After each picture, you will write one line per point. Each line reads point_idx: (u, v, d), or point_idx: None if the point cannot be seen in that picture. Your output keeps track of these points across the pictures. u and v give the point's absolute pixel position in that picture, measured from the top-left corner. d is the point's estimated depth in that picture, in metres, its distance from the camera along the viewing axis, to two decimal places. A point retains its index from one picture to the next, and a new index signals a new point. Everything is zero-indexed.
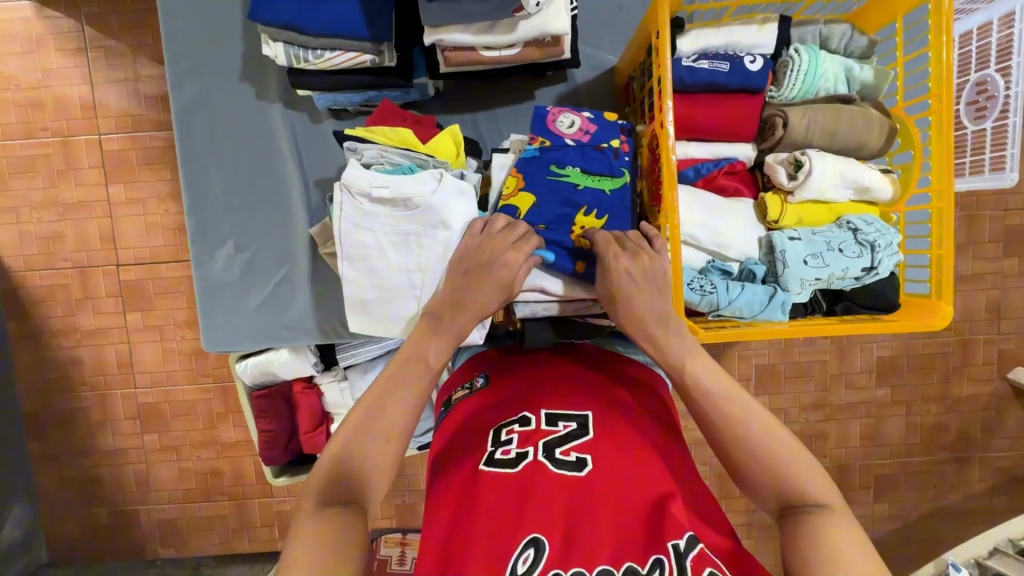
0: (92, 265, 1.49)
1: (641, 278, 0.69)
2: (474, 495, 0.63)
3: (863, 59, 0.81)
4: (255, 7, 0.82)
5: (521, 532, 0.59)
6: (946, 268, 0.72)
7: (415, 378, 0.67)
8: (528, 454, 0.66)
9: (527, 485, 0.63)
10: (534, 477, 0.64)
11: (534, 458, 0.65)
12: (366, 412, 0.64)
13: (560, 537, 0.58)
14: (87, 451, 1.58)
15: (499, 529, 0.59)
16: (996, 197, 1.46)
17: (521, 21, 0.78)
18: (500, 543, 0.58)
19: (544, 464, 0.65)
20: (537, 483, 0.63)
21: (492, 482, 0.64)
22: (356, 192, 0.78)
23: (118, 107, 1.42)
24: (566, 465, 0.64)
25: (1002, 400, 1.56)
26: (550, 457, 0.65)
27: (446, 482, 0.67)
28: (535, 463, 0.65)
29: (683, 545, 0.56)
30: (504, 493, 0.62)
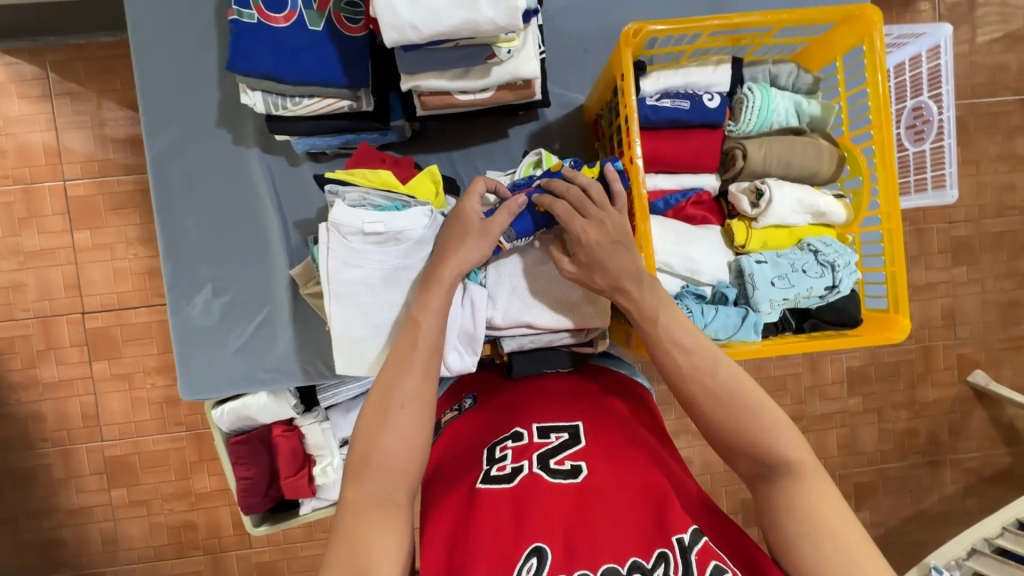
0: (56, 314, 1.44)
1: (607, 245, 0.71)
2: (472, 512, 0.63)
3: (810, 94, 0.87)
4: (232, 58, 0.84)
5: (522, 543, 0.58)
6: (899, 283, 0.78)
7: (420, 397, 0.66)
8: (523, 468, 0.66)
9: (524, 499, 0.63)
10: (530, 488, 0.64)
11: (528, 471, 0.66)
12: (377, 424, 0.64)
13: (562, 543, 0.58)
14: (48, 511, 1.49)
15: (500, 542, 0.59)
16: (941, 211, 1.57)
17: (493, 66, 0.82)
18: (502, 557, 0.58)
19: (540, 475, 0.65)
20: (534, 494, 0.63)
21: (489, 498, 0.63)
22: (346, 231, 0.80)
23: (85, 152, 1.41)
24: (561, 475, 0.65)
25: (965, 402, 1.63)
26: (546, 468, 0.66)
27: (444, 505, 0.66)
28: (531, 476, 0.65)
29: (688, 539, 0.58)
30: (502, 509, 0.62)
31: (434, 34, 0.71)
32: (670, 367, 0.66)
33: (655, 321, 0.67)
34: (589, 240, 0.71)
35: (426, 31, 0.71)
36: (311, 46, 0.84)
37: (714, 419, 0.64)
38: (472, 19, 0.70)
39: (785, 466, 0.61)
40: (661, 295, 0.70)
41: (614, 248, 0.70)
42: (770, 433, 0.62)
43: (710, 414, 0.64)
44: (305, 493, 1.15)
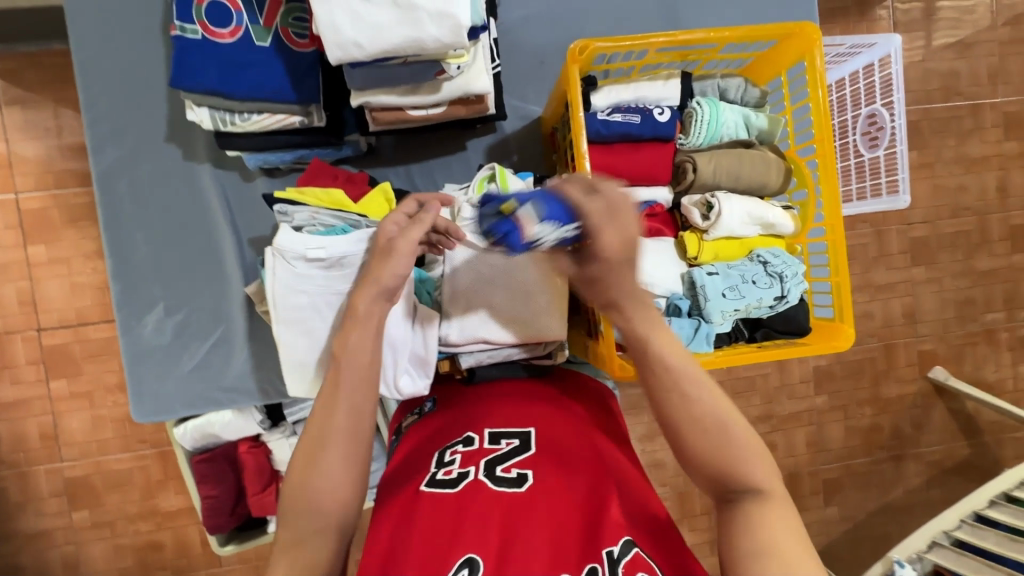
0: (9, 332, 1.39)
1: (611, 263, 0.65)
2: (413, 516, 0.63)
3: (759, 107, 0.89)
4: (176, 75, 0.82)
5: (455, 551, 0.58)
6: (843, 293, 0.80)
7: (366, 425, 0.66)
8: (469, 474, 0.66)
9: (464, 504, 0.63)
10: (471, 494, 0.64)
11: (473, 477, 0.66)
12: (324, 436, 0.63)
13: (495, 553, 0.58)
14: (5, 536, 1.44)
15: (433, 548, 0.59)
16: (899, 214, 1.62)
17: (445, 82, 0.82)
18: (434, 562, 0.58)
19: (483, 481, 0.65)
20: (475, 499, 0.63)
21: (431, 503, 0.64)
22: (289, 256, 0.79)
23: (37, 164, 1.36)
24: (505, 482, 0.64)
25: (926, 397, 1.69)
26: (491, 475, 0.66)
27: (391, 509, 0.67)
28: (475, 482, 0.65)
29: (617, 551, 0.58)
30: (442, 514, 0.62)
31: (380, 52, 0.71)
32: (654, 386, 0.64)
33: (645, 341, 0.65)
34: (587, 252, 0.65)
35: (372, 49, 0.70)
36: (259, 62, 0.83)
37: (689, 444, 0.62)
38: (418, 37, 0.70)
39: (746, 485, 0.59)
40: (656, 316, 0.67)
41: (615, 220, 0.63)
42: (742, 459, 0.60)
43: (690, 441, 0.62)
44: (271, 510, 1.14)
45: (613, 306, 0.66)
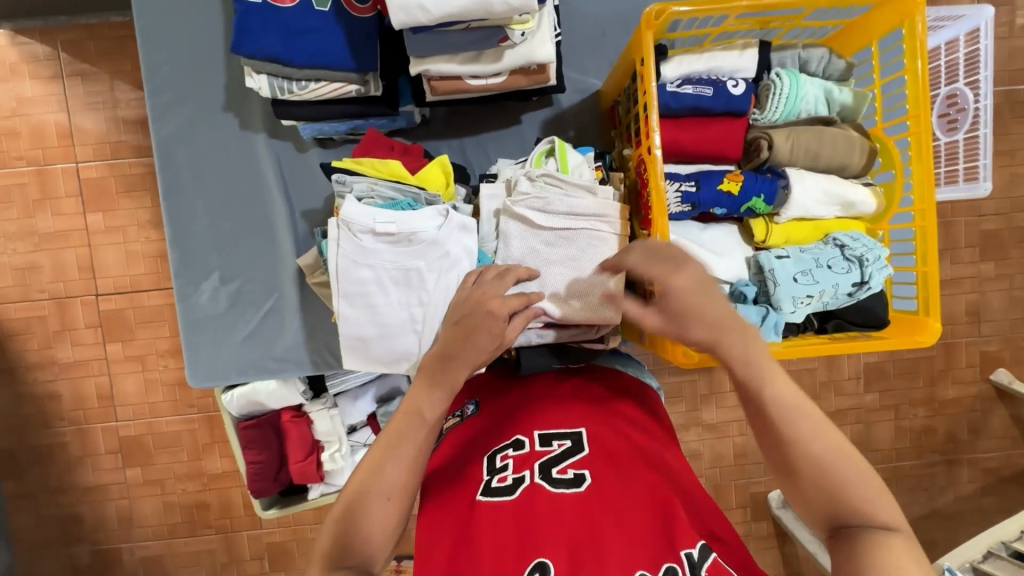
0: (70, 296, 1.44)
1: (698, 285, 0.64)
2: (472, 524, 0.62)
3: (842, 81, 0.82)
4: (236, 40, 0.81)
5: (524, 556, 0.57)
6: (931, 285, 0.74)
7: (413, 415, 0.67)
8: (525, 478, 0.65)
9: (526, 511, 0.61)
10: (532, 499, 0.62)
11: (530, 482, 0.64)
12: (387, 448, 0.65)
13: (567, 559, 0.56)
14: (65, 488, 1.52)
15: (500, 561, 0.58)
16: (972, 204, 1.50)
17: (506, 50, 0.78)
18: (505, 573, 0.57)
19: (542, 485, 0.63)
20: (536, 504, 0.61)
21: (490, 511, 0.62)
22: (356, 229, 0.77)
23: (96, 134, 1.40)
24: (564, 483, 0.63)
25: (987, 401, 1.58)
26: (548, 477, 0.64)
27: (444, 518, 0.65)
28: (533, 486, 0.63)
29: (696, 554, 0.56)
30: (504, 522, 0.61)
31: (445, 16, 0.68)
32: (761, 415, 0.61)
33: (748, 366, 0.62)
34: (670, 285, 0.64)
35: (437, 12, 0.67)
36: (318, 28, 0.81)
37: (796, 472, 0.59)
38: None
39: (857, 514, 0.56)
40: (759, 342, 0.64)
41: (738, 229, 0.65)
42: (855, 483, 0.57)
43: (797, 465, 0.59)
44: (312, 479, 1.12)
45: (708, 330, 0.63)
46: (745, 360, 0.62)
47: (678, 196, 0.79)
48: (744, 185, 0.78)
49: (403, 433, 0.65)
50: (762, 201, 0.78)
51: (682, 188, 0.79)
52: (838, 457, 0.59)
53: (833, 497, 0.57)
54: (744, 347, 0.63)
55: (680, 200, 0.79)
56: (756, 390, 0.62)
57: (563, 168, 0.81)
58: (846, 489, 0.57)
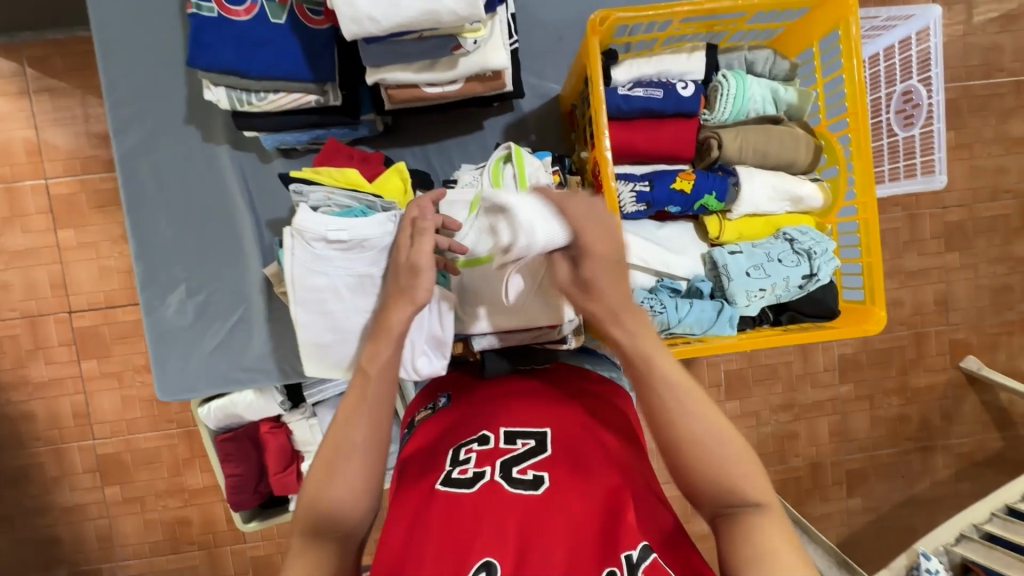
0: (42, 314, 1.43)
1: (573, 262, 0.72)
2: (428, 516, 0.63)
3: (788, 81, 0.85)
4: (193, 54, 0.82)
5: (474, 551, 0.58)
6: (875, 275, 0.76)
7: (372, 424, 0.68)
8: (485, 474, 0.66)
9: (481, 506, 0.62)
10: (489, 495, 0.63)
11: (489, 478, 0.65)
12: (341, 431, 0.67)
13: (513, 558, 0.58)
14: (43, 509, 1.50)
15: (451, 554, 0.59)
16: (934, 197, 1.55)
17: (460, 58, 0.80)
18: (453, 564, 0.58)
19: (500, 483, 0.64)
20: (492, 501, 0.62)
21: (447, 504, 0.63)
22: (309, 237, 0.78)
23: (64, 150, 1.39)
24: (522, 484, 0.64)
25: (958, 387, 1.63)
26: (507, 476, 0.65)
27: (403, 502, 0.67)
28: (492, 483, 0.65)
29: (636, 556, 0.57)
30: (459, 513, 0.62)
31: (395, 26, 0.69)
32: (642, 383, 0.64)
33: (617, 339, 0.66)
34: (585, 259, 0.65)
35: (386, 22, 0.69)
36: (274, 40, 0.82)
37: (682, 462, 0.61)
38: (433, 9, 0.68)
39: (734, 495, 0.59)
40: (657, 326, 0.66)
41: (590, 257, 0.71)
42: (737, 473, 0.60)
43: (686, 458, 0.61)
44: (293, 489, 1.12)
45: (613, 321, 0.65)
46: (635, 348, 0.65)
47: (632, 196, 0.81)
48: (696, 183, 0.80)
49: (353, 415, 0.67)
50: (714, 198, 0.80)
51: (636, 188, 0.81)
52: (721, 447, 0.61)
53: (710, 488, 0.60)
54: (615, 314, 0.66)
55: (635, 200, 0.81)
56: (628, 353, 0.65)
57: (521, 192, 0.81)
58: (730, 482, 0.59)
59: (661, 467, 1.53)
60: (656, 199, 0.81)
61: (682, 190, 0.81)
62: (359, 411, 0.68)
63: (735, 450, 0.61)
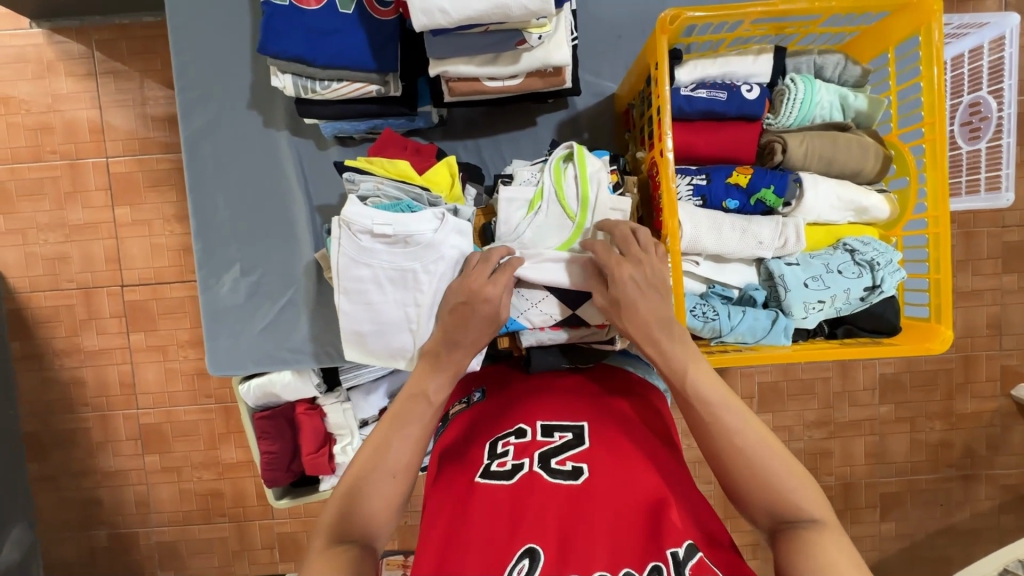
0: (97, 285, 1.50)
1: (644, 285, 0.71)
2: (470, 506, 0.64)
3: (857, 87, 0.83)
4: (263, 41, 0.84)
5: (516, 543, 0.59)
6: (943, 292, 0.74)
7: (414, 416, 0.70)
8: (524, 466, 0.66)
9: (523, 496, 0.63)
10: (529, 487, 0.64)
11: (529, 469, 0.66)
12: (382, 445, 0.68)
13: (556, 549, 0.58)
14: (87, 472, 1.57)
15: (493, 543, 0.60)
16: (994, 215, 1.48)
17: (523, 53, 0.80)
18: (495, 553, 0.59)
19: (540, 474, 0.65)
20: (532, 493, 0.63)
21: (487, 493, 0.64)
22: (356, 230, 0.79)
23: (125, 130, 1.45)
24: (561, 475, 0.65)
25: (1007, 416, 1.55)
26: (546, 467, 0.66)
27: (442, 494, 0.68)
28: (531, 474, 0.65)
29: (682, 553, 0.57)
30: (500, 506, 0.63)
31: (464, 19, 0.70)
32: (699, 422, 0.66)
33: (684, 378, 0.67)
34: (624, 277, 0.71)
35: (456, 15, 0.70)
36: (341, 29, 0.84)
37: (737, 483, 0.63)
38: (503, 3, 0.68)
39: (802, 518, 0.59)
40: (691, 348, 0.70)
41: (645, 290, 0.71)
42: (791, 491, 0.61)
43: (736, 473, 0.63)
44: (325, 470, 1.14)
45: (647, 338, 0.70)
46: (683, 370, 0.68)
47: (689, 190, 0.81)
48: (752, 178, 0.79)
49: (412, 410, 0.70)
50: (772, 192, 0.79)
51: (693, 180, 0.81)
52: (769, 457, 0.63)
53: (775, 505, 0.61)
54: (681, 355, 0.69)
55: (691, 193, 0.81)
56: (688, 394, 0.67)
57: (582, 194, 0.81)
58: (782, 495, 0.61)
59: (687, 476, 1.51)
60: (711, 194, 0.81)
61: (739, 184, 0.80)
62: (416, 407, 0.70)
63: (783, 464, 0.63)
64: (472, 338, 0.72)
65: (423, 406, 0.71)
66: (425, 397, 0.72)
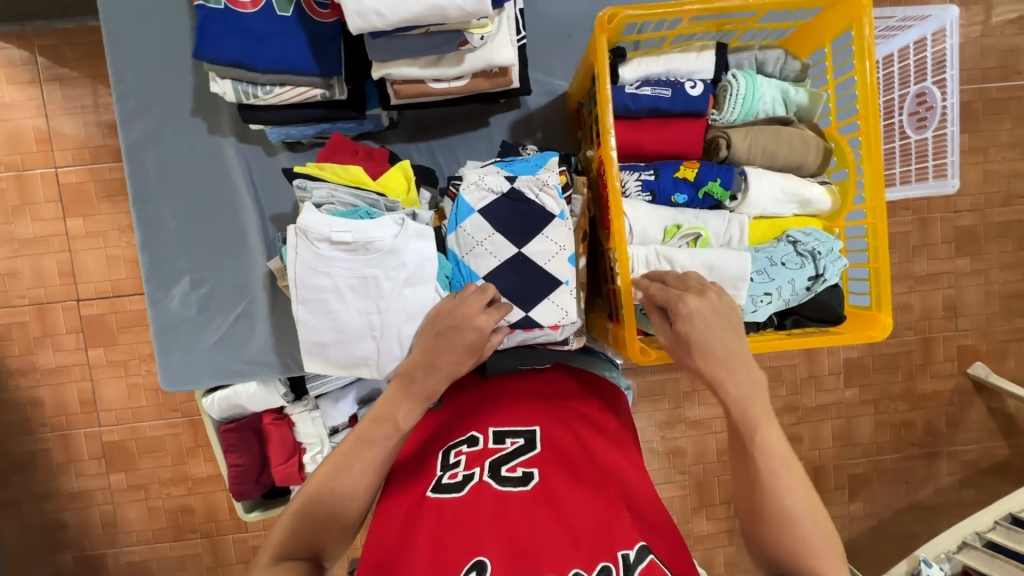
0: (50, 301, 1.44)
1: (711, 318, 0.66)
2: (421, 520, 0.63)
3: (799, 82, 0.84)
4: (200, 46, 0.82)
5: (467, 555, 0.58)
6: (882, 280, 0.75)
7: (373, 431, 0.68)
8: (474, 475, 0.66)
9: (473, 506, 0.62)
10: (479, 497, 0.63)
11: (480, 478, 0.65)
12: (332, 472, 0.66)
13: (506, 558, 0.58)
14: (49, 494, 1.51)
15: (445, 556, 0.59)
16: (945, 201, 1.52)
17: (467, 53, 0.79)
18: (446, 567, 0.58)
19: (490, 483, 0.65)
20: (482, 503, 0.62)
21: (438, 506, 0.63)
22: (313, 237, 0.77)
23: (74, 139, 1.39)
24: (511, 482, 0.64)
25: (964, 394, 1.61)
26: (497, 475, 0.65)
27: (394, 504, 0.67)
28: (482, 483, 0.65)
29: (632, 555, 0.59)
30: (451, 517, 0.62)
31: (402, 21, 0.69)
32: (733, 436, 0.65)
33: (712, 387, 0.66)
34: (691, 310, 0.66)
35: (393, 17, 0.69)
36: (280, 33, 0.82)
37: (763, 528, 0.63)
38: (440, 4, 0.68)
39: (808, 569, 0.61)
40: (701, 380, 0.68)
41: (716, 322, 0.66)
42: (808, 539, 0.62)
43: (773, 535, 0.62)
44: (295, 480, 1.10)
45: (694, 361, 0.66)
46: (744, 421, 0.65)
47: (637, 186, 0.82)
48: (699, 172, 0.80)
49: (374, 437, 0.68)
50: (719, 185, 0.80)
51: (642, 176, 0.81)
52: (805, 520, 0.62)
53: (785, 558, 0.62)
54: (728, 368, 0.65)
55: (640, 188, 0.82)
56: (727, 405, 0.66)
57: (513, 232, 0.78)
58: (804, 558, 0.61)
59: (662, 467, 1.53)
60: (657, 187, 0.81)
61: (686, 176, 0.80)
62: (378, 430, 0.68)
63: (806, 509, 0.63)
64: (449, 362, 0.70)
65: (393, 428, 0.68)
66: (399, 414, 0.69)
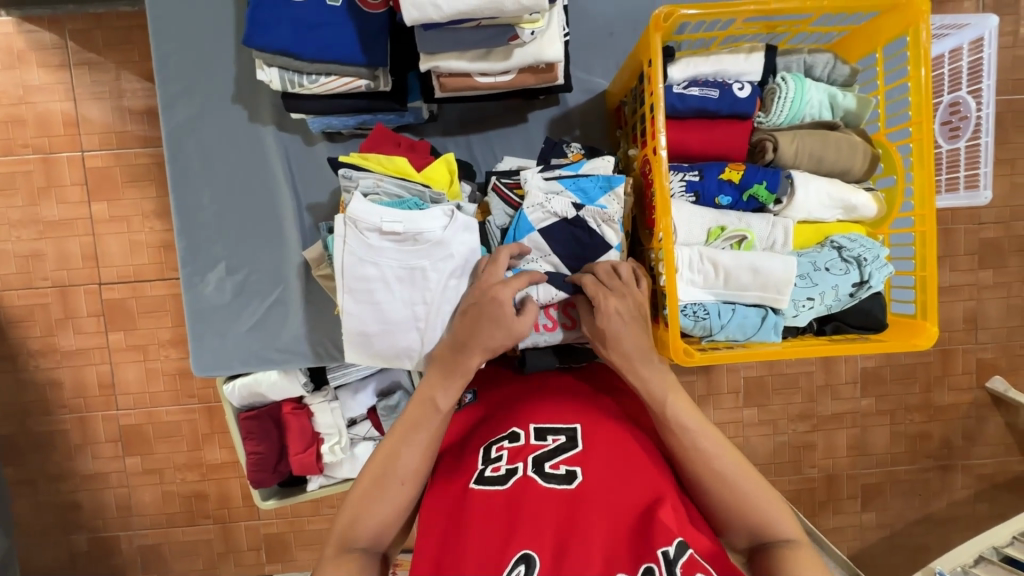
0: (73, 284, 1.45)
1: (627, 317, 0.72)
2: (464, 513, 0.63)
3: (846, 86, 0.84)
4: (249, 33, 0.82)
5: (511, 551, 0.58)
6: (929, 289, 0.75)
7: (420, 418, 0.69)
8: (518, 470, 0.65)
9: (517, 501, 0.62)
10: (523, 493, 0.63)
11: (523, 474, 0.65)
12: (381, 462, 0.68)
13: (551, 556, 0.58)
14: (65, 475, 1.53)
15: (489, 551, 0.59)
16: (971, 212, 1.51)
17: (515, 49, 0.79)
18: (491, 563, 0.58)
19: (533, 479, 0.64)
20: (526, 499, 0.62)
21: (481, 499, 0.63)
22: (364, 228, 0.78)
23: (102, 123, 1.40)
24: (555, 479, 0.64)
25: (982, 407, 1.59)
26: (540, 472, 0.65)
27: (437, 495, 0.68)
28: (525, 479, 0.64)
29: (673, 552, 0.57)
30: (495, 512, 0.62)
31: (456, 13, 0.69)
32: (689, 451, 0.67)
33: (663, 404, 0.69)
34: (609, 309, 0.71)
35: (447, 10, 0.69)
36: (330, 23, 0.82)
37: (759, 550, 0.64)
38: None
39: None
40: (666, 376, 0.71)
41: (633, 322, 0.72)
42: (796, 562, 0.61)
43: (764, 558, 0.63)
44: (312, 470, 1.11)
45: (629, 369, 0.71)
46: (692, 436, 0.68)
47: (682, 186, 0.81)
48: (745, 174, 0.80)
49: (420, 420, 0.69)
50: (765, 188, 0.79)
51: (686, 177, 0.81)
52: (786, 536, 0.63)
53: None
54: (659, 384, 0.70)
55: (684, 189, 0.81)
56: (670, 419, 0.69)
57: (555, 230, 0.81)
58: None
59: None
60: (702, 188, 0.81)
61: (731, 178, 0.80)
62: (422, 422, 0.69)
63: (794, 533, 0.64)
64: (489, 340, 0.70)
65: (435, 412, 0.70)
66: (438, 397, 0.70)
